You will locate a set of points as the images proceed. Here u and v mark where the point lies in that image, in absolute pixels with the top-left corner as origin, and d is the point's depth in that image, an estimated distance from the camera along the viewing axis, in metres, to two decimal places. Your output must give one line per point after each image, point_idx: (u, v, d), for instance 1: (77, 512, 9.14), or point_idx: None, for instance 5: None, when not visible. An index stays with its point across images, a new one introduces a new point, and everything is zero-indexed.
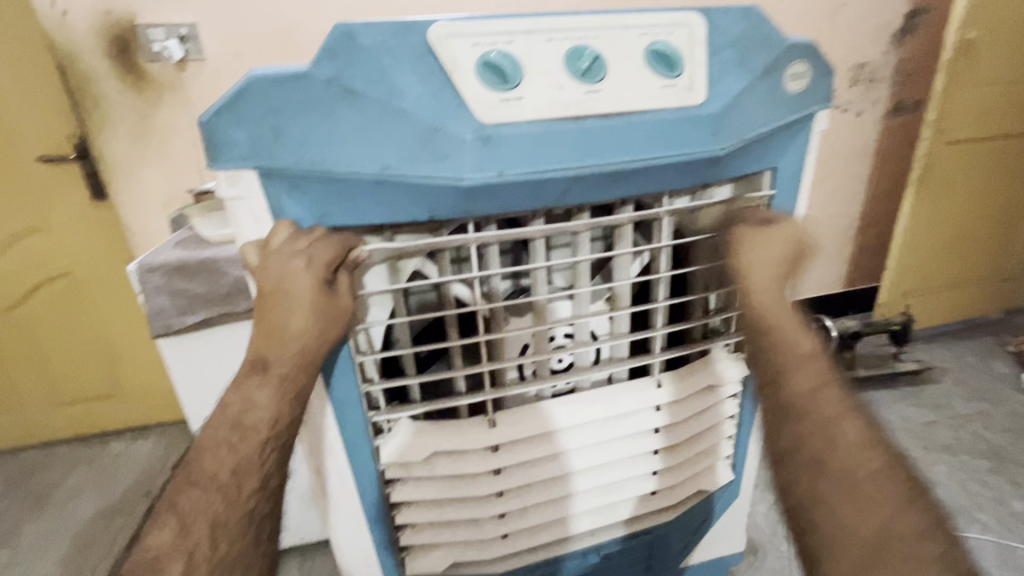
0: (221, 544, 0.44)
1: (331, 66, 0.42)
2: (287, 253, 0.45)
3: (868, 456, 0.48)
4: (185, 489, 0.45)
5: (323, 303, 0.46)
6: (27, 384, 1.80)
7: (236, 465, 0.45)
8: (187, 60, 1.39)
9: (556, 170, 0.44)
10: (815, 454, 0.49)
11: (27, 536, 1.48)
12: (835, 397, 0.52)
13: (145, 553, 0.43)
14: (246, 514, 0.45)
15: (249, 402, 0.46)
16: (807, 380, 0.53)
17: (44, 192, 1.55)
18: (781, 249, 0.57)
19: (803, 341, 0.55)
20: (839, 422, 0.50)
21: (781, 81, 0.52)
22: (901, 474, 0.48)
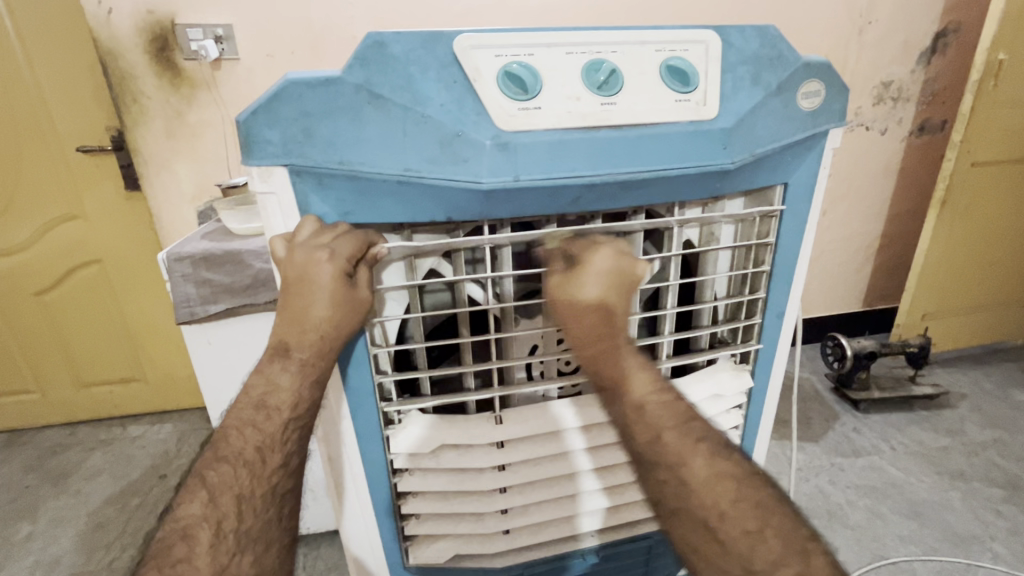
0: (246, 516, 0.47)
1: (361, 73, 0.44)
2: (312, 245, 0.47)
3: (720, 482, 0.46)
4: (214, 464, 0.48)
5: (342, 294, 0.49)
6: (56, 365, 1.87)
7: (261, 442, 0.49)
8: (222, 59, 1.45)
9: (569, 177, 0.46)
10: (675, 502, 0.47)
11: (48, 510, 1.54)
12: (676, 441, 0.47)
13: (175, 523, 0.46)
14: (269, 488, 0.49)
15: (273, 384, 0.50)
16: (647, 432, 0.48)
17: (81, 181, 1.62)
18: (599, 288, 0.52)
19: (635, 381, 0.50)
20: (687, 463, 0.47)
21: (795, 98, 0.53)
22: (753, 497, 0.45)
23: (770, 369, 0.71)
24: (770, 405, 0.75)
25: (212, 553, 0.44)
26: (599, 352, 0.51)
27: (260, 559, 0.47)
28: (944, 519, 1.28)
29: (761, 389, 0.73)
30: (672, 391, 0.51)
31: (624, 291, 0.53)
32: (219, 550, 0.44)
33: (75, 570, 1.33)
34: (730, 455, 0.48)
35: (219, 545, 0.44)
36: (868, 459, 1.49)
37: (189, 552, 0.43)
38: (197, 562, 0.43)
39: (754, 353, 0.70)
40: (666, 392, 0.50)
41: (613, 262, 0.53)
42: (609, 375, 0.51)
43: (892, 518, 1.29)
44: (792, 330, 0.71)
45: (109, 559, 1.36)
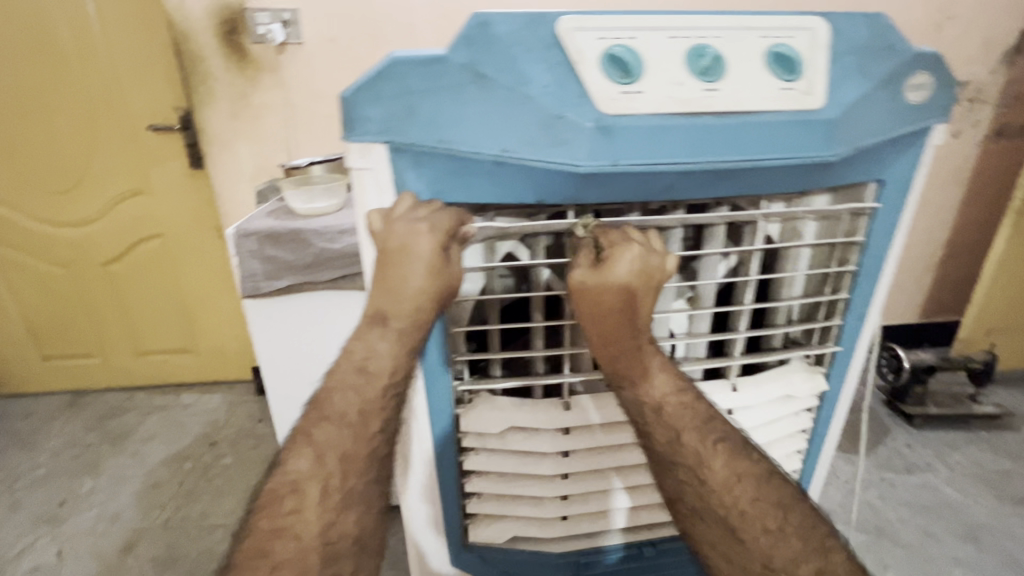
0: (351, 476, 0.50)
1: (466, 53, 0.45)
2: (411, 218, 0.49)
3: (743, 470, 0.51)
4: (319, 424, 0.51)
5: (438, 266, 0.50)
6: (118, 332, 1.98)
7: (362, 406, 0.52)
8: (287, 43, 1.49)
9: (667, 164, 0.45)
10: (695, 502, 0.52)
11: (108, 468, 1.63)
12: (697, 443, 0.52)
13: (285, 476, 0.49)
14: (370, 451, 0.52)
15: (372, 351, 0.53)
16: (668, 432, 0.53)
17: (149, 158, 1.69)
18: (618, 290, 0.51)
19: (656, 386, 0.54)
20: (707, 465, 0.52)
21: (901, 91, 0.51)
22: (774, 496, 0.50)
23: (844, 373, 0.69)
24: (840, 409, 0.73)
25: (321, 507, 0.48)
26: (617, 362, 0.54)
27: (362, 518, 0.51)
28: (1004, 545, 1.22)
29: (833, 393, 0.71)
30: (700, 398, 0.55)
31: (650, 298, 0.53)
32: (327, 506, 0.49)
33: (134, 525, 1.41)
34: (749, 455, 0.52)
35: (327, 500, 0.49)
36: (922, 477, 1.42)
37: (299, 505, 0.48)
38: (308, 514, 0.48)
39: (830, 356, 0.68)
40: (693, 398, 0.55)
41: (636, 266, 0.51)
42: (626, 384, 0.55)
43: (946, 539, 1.24)
44: (872, 334, 0.68)
45: (164, 517, 1.43)
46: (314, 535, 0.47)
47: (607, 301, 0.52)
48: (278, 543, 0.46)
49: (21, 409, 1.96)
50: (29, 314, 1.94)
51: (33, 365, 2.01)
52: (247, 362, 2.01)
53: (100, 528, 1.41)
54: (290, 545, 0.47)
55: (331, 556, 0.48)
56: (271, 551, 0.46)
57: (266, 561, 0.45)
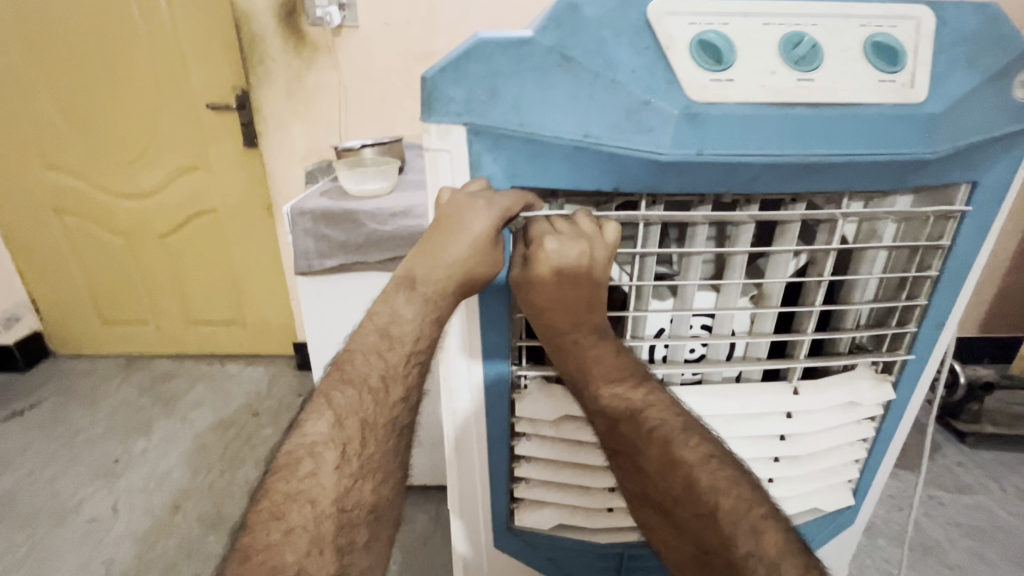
0: (368, 443, 0.51)
1: (554, 34, 0.44)
2: (464, 195, 0.49)
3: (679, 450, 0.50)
4: (340, 387, 0.52)
5: (483, 245, 0.50)
6: (170, 302, 2.07)
7: (384, 372, 0.52)
8: (343, 26, 1.52)
9: (754, 155, 0.44)
10: (642, 482, 0.53)
11: (159, 429, 1.72)
12: (639, 434, 0.52)
13: (303, 438, 0.50)
14: (389, 419, 0.52)
15: (397, 315, 0.53)
16: (614, 425, 0.54)
17: (207, 135, 1.75)
18: (550, 290, 0.51)
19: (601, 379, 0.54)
20: (643, 453, 0.52)
21: (1010, 87, 0.48)
22: (706, 481, 0.48)
23: (914, 382, 0.66)
24: (906, 419, 0.70)
25: (338, 473, 0.49)
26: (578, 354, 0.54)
27: (378, 488, 0.52)
28: None
29: (900, 401, 0.68)
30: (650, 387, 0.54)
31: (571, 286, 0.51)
32: (343, 472, 0.49)
33: (181, 485, 1.48)
34: (689, 441, 0.51)
35: (343, 467, 0.49)
36: (973, 498, 1.36)
37: (316, 468, 0.49)
38: (323, 479, 0.49)
39: (900, 363, 0.65)
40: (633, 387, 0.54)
41: (558, 260, 0.49)
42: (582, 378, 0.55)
43: (998, 564, 1.18)
44: (946, 344, 0.66)
45: (209, 480, 1.50)
46: (329, 502, 0.49)
47: (551, 295, 0.51)
48: (292, 507, 0.48)
49: (81, 368, 2.09)
50: (89, 279, 2.05)
51: (93, 329, 2.13)
52: (289, 338, 2.08)
53: (151, 486, 1.49)
54: (304, 511, 0.48)
55: (345, 524, 0.49)
56: (285, 515, 0.47)
57: (279, 525, 0.47)
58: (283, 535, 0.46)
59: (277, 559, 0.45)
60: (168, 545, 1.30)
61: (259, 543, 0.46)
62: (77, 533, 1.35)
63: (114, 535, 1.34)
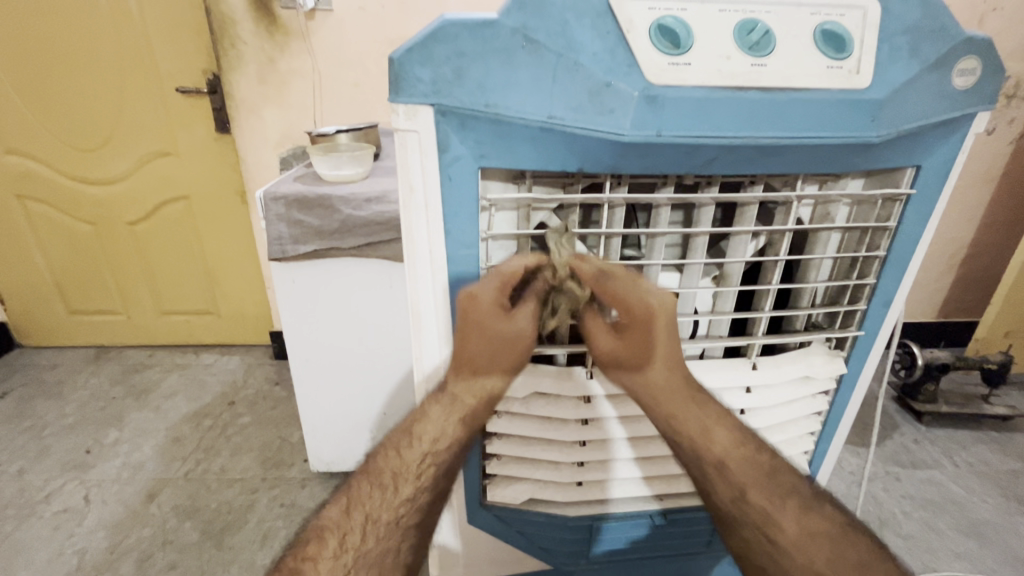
0: None
1: (518, 17, 0.45)
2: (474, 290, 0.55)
3: (811, 542, 0.53)
4: (358, 481, 0.58)
5: (491, 336, 0.57)
6: (141, 291, 2.02)
7: (395, 468, 0.58)
8: (317, 10, 1.50)
9: (711, 136, 0.46)
10: (763, 552, 0.55)
11: (131, 420, 1.69)
12: (760, 497, 0.56)
13: None
14: None
15: None
16: (733, 489, 0.57)
17: (178, 120, 1.71)
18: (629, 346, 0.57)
19: (714, 441, 0.58)
20: (773, 520, 0.55)
21: (949, 76, 0.51)
22: (850, 553, 0.52)
23: (864, 358, 0.70)
24: (857, 393, 0.74)
25: None
26: (692, 419, 0.58)
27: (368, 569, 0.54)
28: (1005, 540, 1.24)
29: (851, 376, 0.72)
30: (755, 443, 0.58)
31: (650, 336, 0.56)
32: None
33: (156, 476, 1.47)
34: (820, 512, 0.55)
35: None
36: (927, 472, 1.43)
37: None
38: None
39: (852, 340, 0.69)
40: (752, 450, 0.58)
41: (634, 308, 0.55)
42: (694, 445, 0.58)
43: (947, 533, 1.26)
44: (894, 321, 0.69)
45: (185, 470, 1.49)
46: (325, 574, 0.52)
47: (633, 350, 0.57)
48: None
49: (48, 360, 2.03)
50: (55, 268, 1.99)
51: (59, 319, 2.07)
52: (265, 327, 2.06)
53: (125, 477, 1.47)
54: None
55: None
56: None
57: None
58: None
59: None
60: (144, 534, 1.29)
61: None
62: (48, 524, 1.33)
63: (87, 525, 1.32)
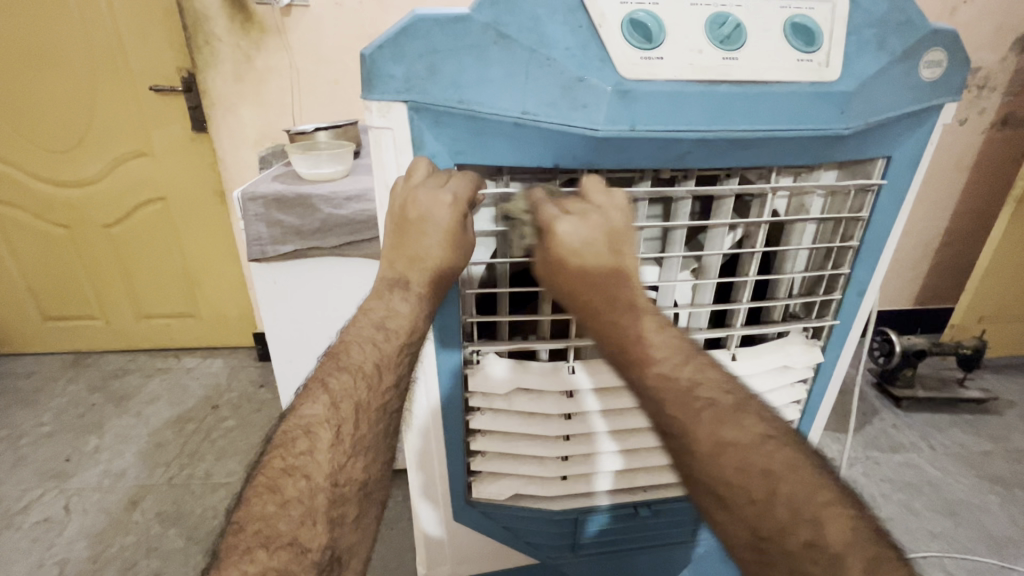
0: (362, 425, 0.48)
1: (490, 12, 0.45)
2: (431, 188, 0.49)
3: (727, 449, 0.40)
4: (335, 372, 0.50)
5: (458, 236, 0.51)
6: (119, 295, 1.98)
7: (379, 359, 0.51)
8: (293, 6, 1.48)
9: (684, 130, 0.47)
10: (681, 471, 0.43)
11: (111, 427, 1.66)
12: (678, 407, 0.42)
13: (298, 420, 0.48)
14: (383, 404, 0.50)
15: (392, 309, 0.52)
16: (652, 398, 0.44)
17: (152, 120, 1.68)
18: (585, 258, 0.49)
19: (630, 332, 0.47)
20: (689, 431, 0.41)
21: (915, 67, 0.52)
22: (766, 465, 0.39)
23: (840, 347, 0.71)
24: (834, 381, 0.75)
25: (332, 451, 0.46)
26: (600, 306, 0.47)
27: (370, 466, 0.48)
28: (980, 520, 1.27)
29: (829, 364, 0.73)
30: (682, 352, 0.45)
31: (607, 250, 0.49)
32: (338, 450, 0.47)
33: (138, 482, 1.45)
34: (743, 419, 0.41)
35: (337, 446, 0.47)
36: (906, 456, 1.47)
37: (311, 445, 0.46)
38: (319, 456, 0.46)
39: (829, 329, 0.70)
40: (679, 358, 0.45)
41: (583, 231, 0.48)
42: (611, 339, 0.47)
43: (925, 514, 1.29)
44: (869, 310, 0.70)
45: (168, 476, 1.46)
46: (322, 476, 0.45)
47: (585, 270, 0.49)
48: (288, 482, 0.45)
49: (24, 367, 1.98)
50: (28, 273, 1.94)
51: (35, 326, 2.02)
52: (248, 329, 2.03)
53: (106, 484, 1.45)
54: (298, 485, 0.45)
55: (337, 499, 0.46)
56: (279, 488, 0.44)
57: (274, 497, 0.44)
58: (277, 507, 0.43)
59: (270, 528, 0.42)
60: (126, 541, 1.27)
61: (252, 516, 0.43)
62: (27, 535, 1.30)
63: (68, 535, 1.30)
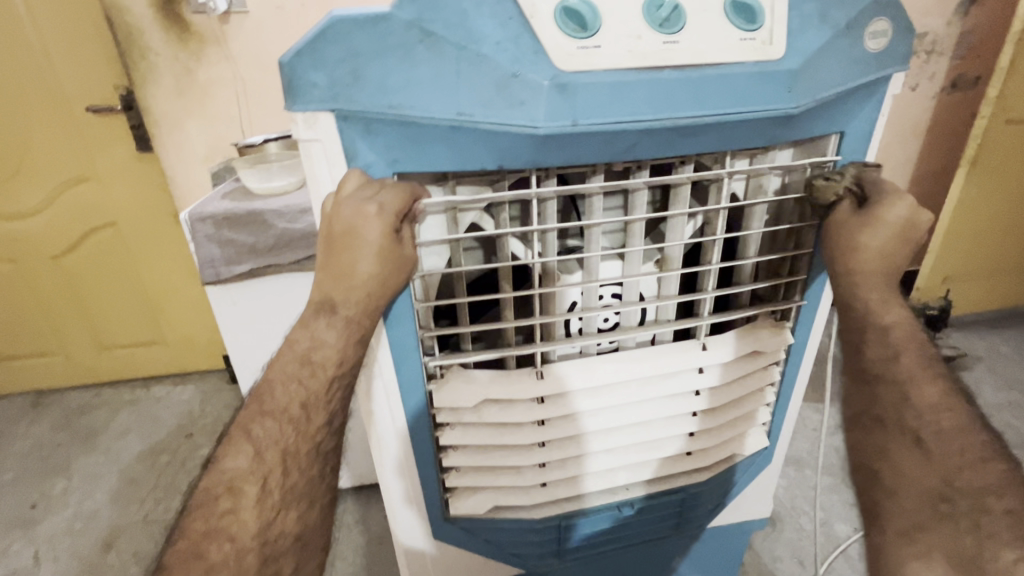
0: (290, 474, 0.50)
1: (412, 8, 0.42)
2: (360, 199, 0.46)
3: (945, 414, 0.48)
4: (259, 420, 0.50)
5: (390, 250, 0.49)
6: (78, 328, 1.89)
7: (304, 400, 0.50)
8: (231, 13, 1.41)
9: (629, 121, 0.44)
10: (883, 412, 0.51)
11: (80, 466, 1.59)
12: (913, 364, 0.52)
13: (221, 475, 0.49)
14: (314, 446, 0.52)
15: (317, 340, 0.51)
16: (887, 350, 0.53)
17: (93, 142, 1.58)
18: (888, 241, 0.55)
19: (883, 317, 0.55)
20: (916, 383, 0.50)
21: (861, 39, 0.51)
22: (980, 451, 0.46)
23: (809, 326, 0.71)
24: (807, 360, 0.74)
25: (259, 508, 0.48)
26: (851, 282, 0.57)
27: (304, 515, 0.52)
28: None
29: (799, 344, 0.72)
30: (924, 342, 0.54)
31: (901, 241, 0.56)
32: (265, 505, 0.49)
33: (112, 522, 1.38)
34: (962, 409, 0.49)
35: (264, 501, 0.49)
36: None
37: (235, 505, 0.48)
38: (243, 515, 0.48)
39: (796, 310, 0.69)
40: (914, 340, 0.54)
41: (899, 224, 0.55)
42: (857, 305, 0.56)
43: None
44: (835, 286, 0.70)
45: (144, 512, 1.40)
46: (250, 537, 0.48)
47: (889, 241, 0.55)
48: (212, 545, 0.47)
49: None
50: None
51: None
52: (217, 351, 1.96)
53: (78, 527, 1.38)
54: (224, 548, 0.47)
55: (269, 555, 0.49)
56: (205, 554, 0.46)
57: (199, 564, 0.45)
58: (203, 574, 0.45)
59: None
60: None
61: None
62: None
63: None
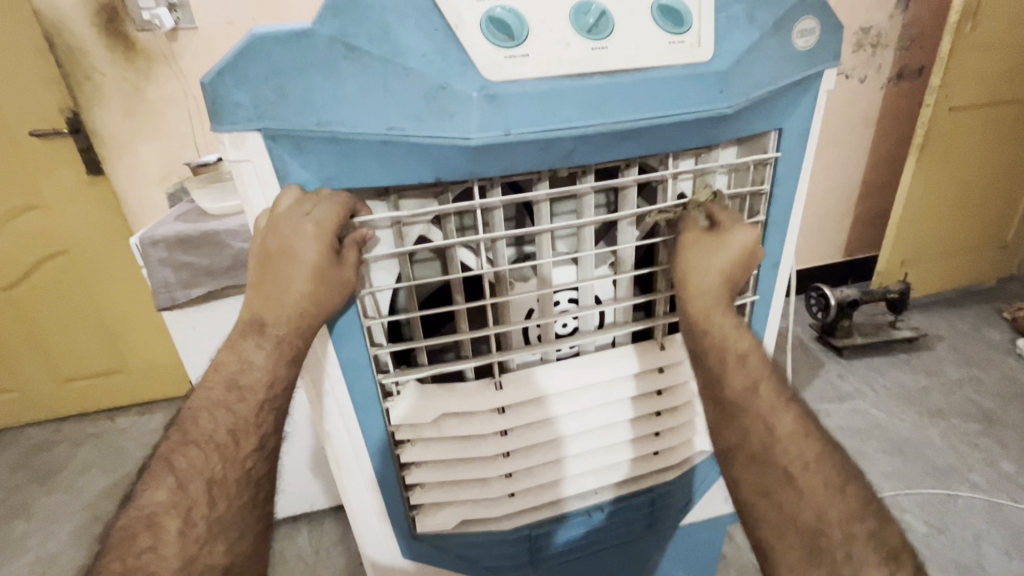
0: (218, 502, 0.50)
1: (334, 23, 0.41)
2: (294, 217, 0.45)
3: (804, 446, 0.51)
4: (182, 449, 0.50)
5: (327, 271, 0.48)
6: (34, 361, 1.81)
7: (233, 425, 0.51)
8: (179, 29, 1.37)
9: (562, 128, 0.44)
10: (758, 451, 0.51)
11: (40, 507, 1.52)
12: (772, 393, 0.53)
13: (140, 511, 0.49)
14: (244, 472, 0.51)
15: (246, 361, 0.52)
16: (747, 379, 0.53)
17: (37, 169, 1.51)
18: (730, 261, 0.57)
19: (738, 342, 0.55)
20: (773, 417, 0.52)
21: (789, 37, 0.52)
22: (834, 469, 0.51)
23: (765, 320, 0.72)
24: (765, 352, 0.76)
25: (182, 541, 0.48)
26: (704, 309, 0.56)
27: (234, 547, 0.50)
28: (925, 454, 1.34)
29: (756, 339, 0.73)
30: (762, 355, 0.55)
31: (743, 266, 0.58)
32: (188, 537, 0.48)
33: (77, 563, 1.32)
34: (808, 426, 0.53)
35: (187, 533, 0.48)
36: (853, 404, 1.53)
37: (155, 541, 0.47)
38: (165, 549, 0.47)
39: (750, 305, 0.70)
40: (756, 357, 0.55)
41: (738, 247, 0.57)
42: (712, 328, 0.56)
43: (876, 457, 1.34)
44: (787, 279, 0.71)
45: None
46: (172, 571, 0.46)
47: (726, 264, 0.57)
48: None
49: None
50: None
51: None
52: (186, 376, 1.90)
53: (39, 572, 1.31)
54: None
55: None
56: None
57: None
58: None
59: None
60: None
61: None
62: None
63: None
